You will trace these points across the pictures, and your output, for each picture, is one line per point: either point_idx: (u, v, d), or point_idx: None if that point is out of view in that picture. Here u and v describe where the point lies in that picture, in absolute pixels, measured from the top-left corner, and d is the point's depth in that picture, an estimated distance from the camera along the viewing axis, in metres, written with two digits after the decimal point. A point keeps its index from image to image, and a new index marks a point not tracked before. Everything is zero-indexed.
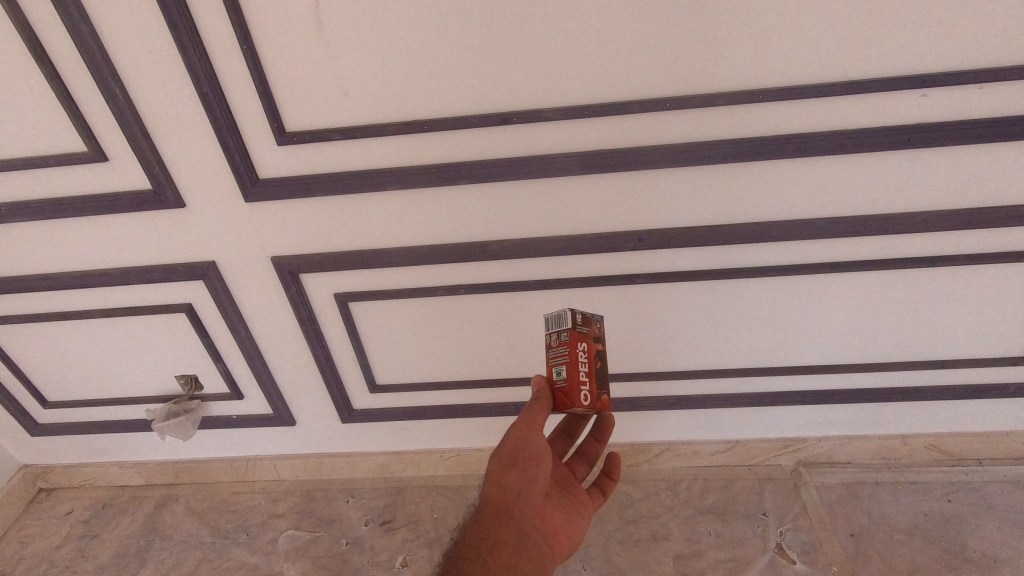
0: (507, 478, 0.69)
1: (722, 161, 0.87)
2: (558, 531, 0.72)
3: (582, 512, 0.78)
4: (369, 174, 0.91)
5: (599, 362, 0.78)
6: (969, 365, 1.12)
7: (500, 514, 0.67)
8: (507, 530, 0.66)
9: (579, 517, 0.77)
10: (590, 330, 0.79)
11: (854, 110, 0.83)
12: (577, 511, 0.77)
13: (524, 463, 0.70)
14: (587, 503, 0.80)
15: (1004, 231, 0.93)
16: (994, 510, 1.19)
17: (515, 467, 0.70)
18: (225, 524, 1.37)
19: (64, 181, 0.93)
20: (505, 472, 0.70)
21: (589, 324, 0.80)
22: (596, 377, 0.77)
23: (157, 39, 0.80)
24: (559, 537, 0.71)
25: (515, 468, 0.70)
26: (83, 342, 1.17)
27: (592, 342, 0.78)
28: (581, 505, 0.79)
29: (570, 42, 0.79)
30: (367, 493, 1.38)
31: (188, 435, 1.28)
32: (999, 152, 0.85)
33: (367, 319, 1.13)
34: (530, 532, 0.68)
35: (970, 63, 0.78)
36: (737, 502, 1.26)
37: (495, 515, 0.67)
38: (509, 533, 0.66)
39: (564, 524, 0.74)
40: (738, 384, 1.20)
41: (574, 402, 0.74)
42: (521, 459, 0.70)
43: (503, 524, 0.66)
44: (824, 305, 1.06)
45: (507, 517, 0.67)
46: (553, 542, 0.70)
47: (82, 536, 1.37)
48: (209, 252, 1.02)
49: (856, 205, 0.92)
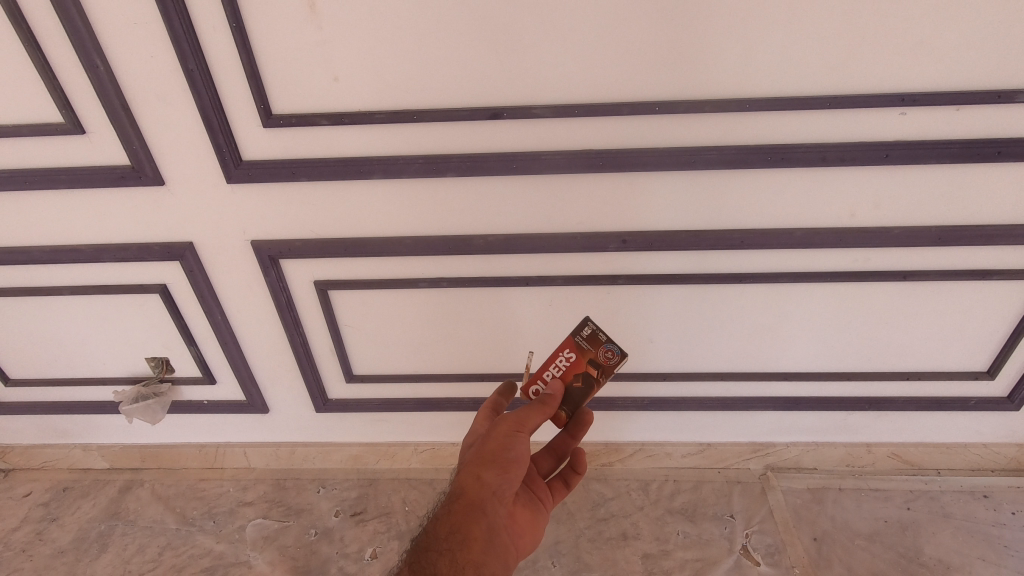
0: (486, 476, 0.68)
1: (707, 167, 0.89)
2: (526, 530, 0.71)
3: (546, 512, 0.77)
4: (355, 162, 0.90)
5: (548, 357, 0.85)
6: (934, 377, 1.15)
7: (474, 512, 0.66)
8: (481, 527, 0.65)
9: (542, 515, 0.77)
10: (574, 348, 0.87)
11: (838, 124, 0.85)
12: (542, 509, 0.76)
13: (506, 463, 0.69)
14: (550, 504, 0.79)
15: (972, 250, 0.97)
16: (950, 519, 1.23)
17: (497, 466, 0.69)
18: (191, 510, 1.34)
19: (37, 152, 0.90)
20: (485, 468, 0.68)
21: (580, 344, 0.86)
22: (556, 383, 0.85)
23: (143, 12, 0.77)
24: (526, 537, 0.70)
25: (497, 466, 0.69)
26: (51, 319, 1.14)
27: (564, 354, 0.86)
28: (544, 503, 0.78)
29: (564, 40, 0.80)
30: (340, 483, 1.37)
31: (158, 418, 1.26)
32: (971, 173, 0.88)
33: (348, 308, 1.12)
34: (502, 532, 0.67)
35: (948, 85, 0.81)
36: (705, 503, 1.29)
37: (470, 512, 0.66)
38: (482, 530, 0.66)
39: (531, 523, 0.73)
40: (713, 387, 1.22)
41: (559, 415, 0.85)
42: (504, 459, 0.69)
43: (477, 521, 0.66)
44: (798, 314, 1.09)
45: (481, 514, 0.66)
46: (521, 541, 0.69)
47: (41, 519, 1.33)
48: (187, 232, 1.00)
49: (833, 217, 0.94)
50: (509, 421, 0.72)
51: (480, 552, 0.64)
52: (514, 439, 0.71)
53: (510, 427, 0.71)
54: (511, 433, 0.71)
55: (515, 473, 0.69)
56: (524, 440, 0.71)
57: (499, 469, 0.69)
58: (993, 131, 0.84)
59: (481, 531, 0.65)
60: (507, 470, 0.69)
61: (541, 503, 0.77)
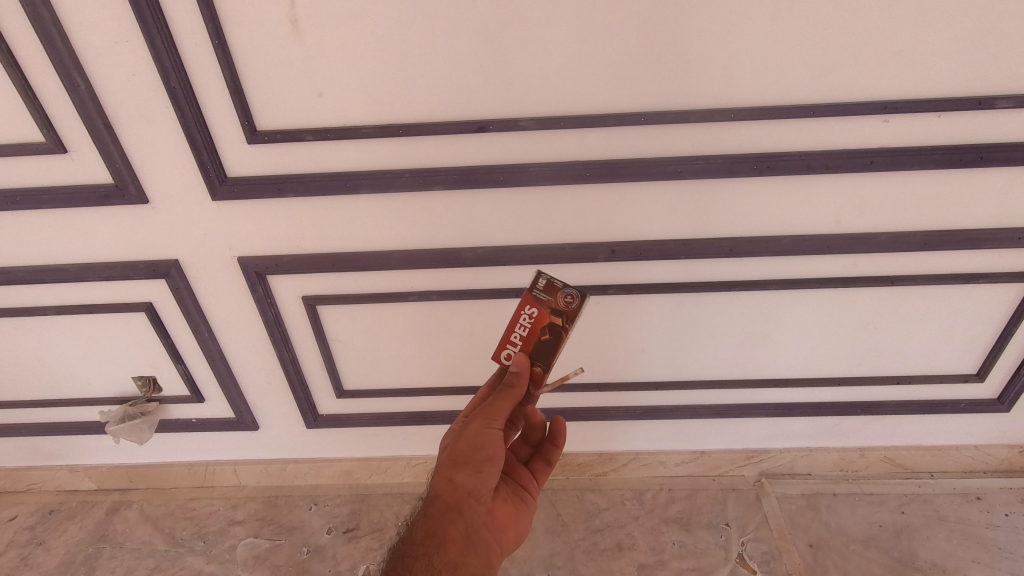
0: (460, 477, 0.68)
1: (694, 176, 0.89)
2: (510, 524, 0.71)
3: (532, 500, 0.77)
4: (341, 176, 0.90)
5: (548, 335, 0.77)
6: (924, 380, 1.16)
7: (449, 514, 0.66)
8: (456, 529, 0.66)
9: (527, 501, 0.76)
10: (551, 303, 0.77)
11: (822, 132, 0.86)
12: (525, 500, 0.75)
13: (478, 463, 0.68)
14: (535, 491, 0.79)
15: (958, 254, 0.97)
16: (944, 522, 1.23)
17: (470, 467, 0.68)
18: (180, 531, 1.32)
19: (19, 172, 0.89)
20: (457, 471, 0.68)
21: (557, 297, 0.77)
22: (530, 343, 0.77)
23: (125, 31, 0.77)
24: (509, 530, 0.70)
25: (469, 467, 0.68)
26: (34, 340, 1.12)
27: (546, 313, 0.77)
28: (529, 490, 0.78)
29: (548, 52, 0.80)
30: (332, 500, 1.35)
31: (144, 439, 1.23)
32: (954, 178, 0.89)
33: (337, 322, 1.11)
34: (481, 530, 0.67)
35: (929, 92, 0.81)
36: (700, 512, 1.28)
37: (445, 513, 0.66)
38: (458, 531, 0.66)
39: (514, 514, 0.72)
40: (705, 395, 1.21)
41: (497, 349, 0.79)
42: (476, 459, 0.68)
43: (453, 524, 0.66)
44: (788, 319, 1.09)
45: (457, 515, 0.66)
46: (502, 535, 0.69)
47: (26, 543, 1.31)
48: (173, 250, 0.99)
49: (820, 223, 0.95)
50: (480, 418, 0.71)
51: (458, 553, 0.65)
52: (486, 437, 0.70)
53: (482, 424, 0.70)
54: (481, 433, 0.70)
55: (489, 473, 0.69)
56: (496, 437, 0.70)
57: (472, 469, 0.68)
58: (975, 136, 0.85)
59: (458, 531, 0.66)
60: (481, 470, 0.68)
61: (526, 491, 0.77)
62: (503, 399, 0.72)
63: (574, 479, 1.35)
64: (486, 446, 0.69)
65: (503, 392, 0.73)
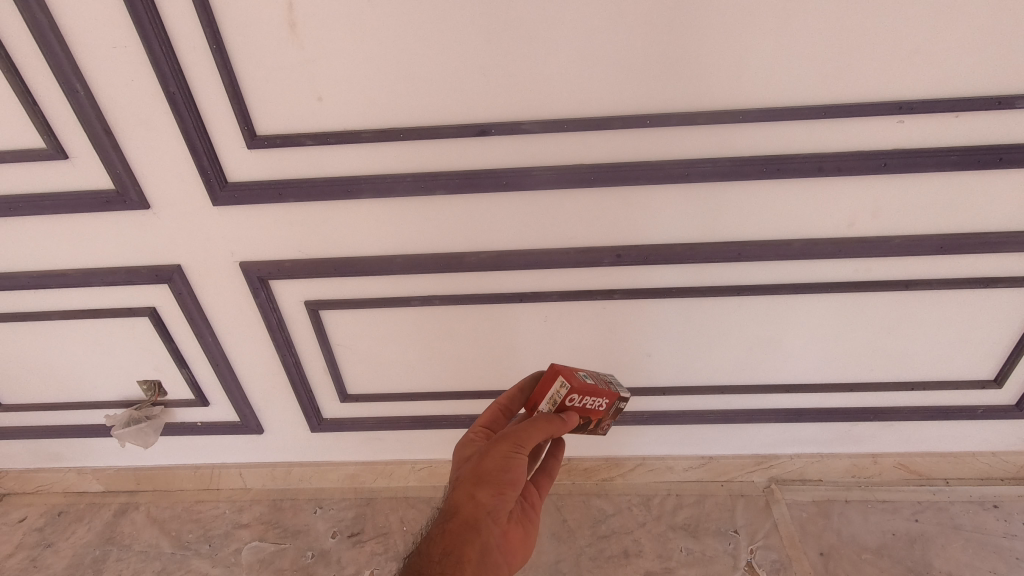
0: (482, 495, 0.61)
1: (701, 179, 0.87)
2: (521, 553, 0.64)
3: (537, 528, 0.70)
4: (342, 181, 0.89)
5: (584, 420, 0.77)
6: (941, 387, 1.13)
7: (466, 533, 0.59)
8: (474, 548, 0.59)
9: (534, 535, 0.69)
10: (605, 416, 0.79)
11: (835, 134, 0.83)
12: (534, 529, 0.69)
13: (503, 485, 0.63)
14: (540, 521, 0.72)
15: (976, 257, 0.94)
16: (960, 531, 1.20)
17: (492, 486, 0.62)
18: (186, 534, 1.32)
19: (20, 177, 0.89)
20: (481, 487, 0.62)
21: (608, 417, 0.80)
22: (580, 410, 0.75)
23: (123, 35, 0.76)
24: (518, 559, 0.63)
25: (493, 486, 0.62)
26: (40, 344, 1.12)
27: (600, 414, 0.78)
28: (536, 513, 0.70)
29: (551, 53, 0.78)
30: (336, 503, 1.35)
31: (150, 442, 1.22)
32: (972, 180, 0.86)
33: (340, 327, 1.10)
34: (496, 558, 0.60)
35: (947, 91, 0.78)
36: (709, 518, 1.26)
37: (464, 531, 0.59)
38: (474, 553, 0.59)
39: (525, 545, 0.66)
40: (714, 400, 1.19)
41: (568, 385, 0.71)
42: (502, 480, 0.63)
43: (470, 543, 0.59)
44: (799, 324, 1.06)
45: (475, 535, 0.59)
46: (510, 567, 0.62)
47: (35, 545, 1.32)
48: (175, 256, 0.99)
49: (832, 226, 0.92)
50: (510, 440, 0.65)
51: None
52: (515, 460, 0.64)
53: (510, 445, 0.65)
54: (511, 453, 0.64)
55: (512, 496, 0.63)
56: (523, 462, 0.65)
57: (495, 488, 0.62)
58: (994, 137, 0.82)
59: (475, 552, 0.59)
60: (504, 492, 0.62)
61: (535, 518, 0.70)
62: (534, 428, 0.67)
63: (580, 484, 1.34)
64: (514, 468, 0.64)
65: (537, 419, 0.68)
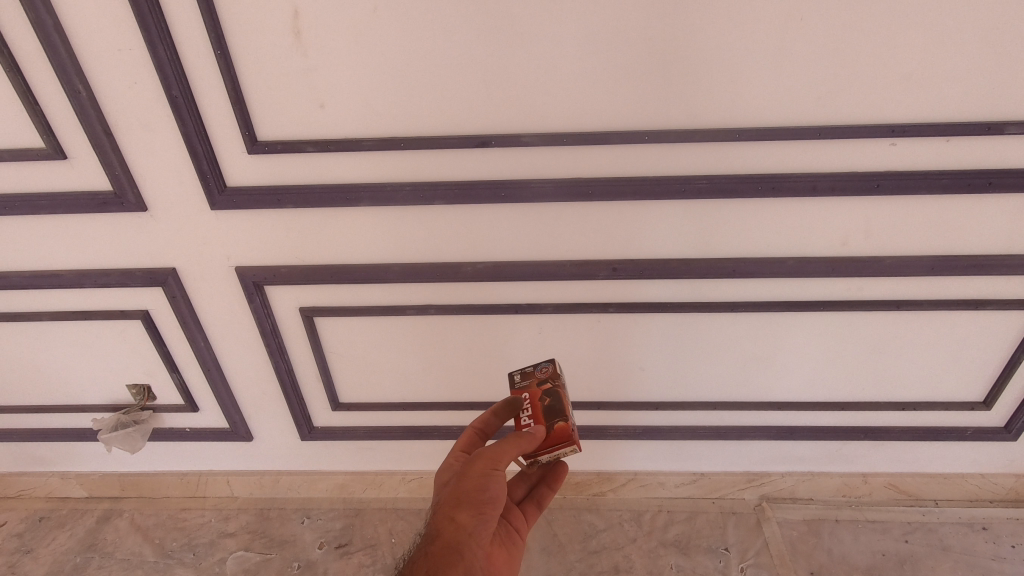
0: (462, 517, 0.60)
1: (698, 195, 0.88)
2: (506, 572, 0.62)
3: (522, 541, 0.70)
4: (342, 189, 0.89)
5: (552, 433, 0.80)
6: (930, 407, 1.14)
7: (450, 556, 0.57)
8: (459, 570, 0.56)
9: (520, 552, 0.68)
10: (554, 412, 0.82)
11: (829, 154, 0.84)
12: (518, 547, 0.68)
13: (484, 505, 0.61)
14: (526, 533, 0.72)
15: (966, 279, 0.95)
16: (949, 552, 1.20)
17: (471, 507, 0.61)
18: (170, 542, 1.30)
19: (17, 176, 0.89)
20: (459, 509, 0.61)
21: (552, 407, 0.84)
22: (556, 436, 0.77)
23: (128, 37, 0.77)
24: None
25: (472, 506, 0.61)
26: (29, 345, 1.11)
27: None
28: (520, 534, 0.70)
29: (552, 68, 0.79)
30: (324, 514, 1.33)
31: (137, 448, 1.21)
32: (962, 203, 0.87)
33: (335, 334, 1.10)
34: None
35: (938, 116, 0.80)
36: (700, 535, 1.26)
37: (447, 554, 0.57)
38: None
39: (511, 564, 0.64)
40: (706, 416, 1.20)
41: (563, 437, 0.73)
42: (480, 499, 0.62)
43: (455, 566, 0.57)
44: (792, 342, 1.07)
45: (460, 558, 0.57)
46: None
47: (14, 551, 1.29)
48: (170, 259, 0.98)
49: (825, 245, 0.93)
50: (485, 457, 0.64)
51: None
52: (492, 477, 0.63)
53: (486, 463, 0.64)
54: (487, 470, 0.63)
55: (493, 515, 0.62)
56: (501, 479, 0.64)
57: (475, 509, 0.61)
58: (985, 162, 0.83)
59: None
60: (484, 512, 0.61)
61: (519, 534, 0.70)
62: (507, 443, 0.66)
63: (572, 499, 1.32)
64: (492, 487, 0.63)
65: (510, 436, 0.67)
